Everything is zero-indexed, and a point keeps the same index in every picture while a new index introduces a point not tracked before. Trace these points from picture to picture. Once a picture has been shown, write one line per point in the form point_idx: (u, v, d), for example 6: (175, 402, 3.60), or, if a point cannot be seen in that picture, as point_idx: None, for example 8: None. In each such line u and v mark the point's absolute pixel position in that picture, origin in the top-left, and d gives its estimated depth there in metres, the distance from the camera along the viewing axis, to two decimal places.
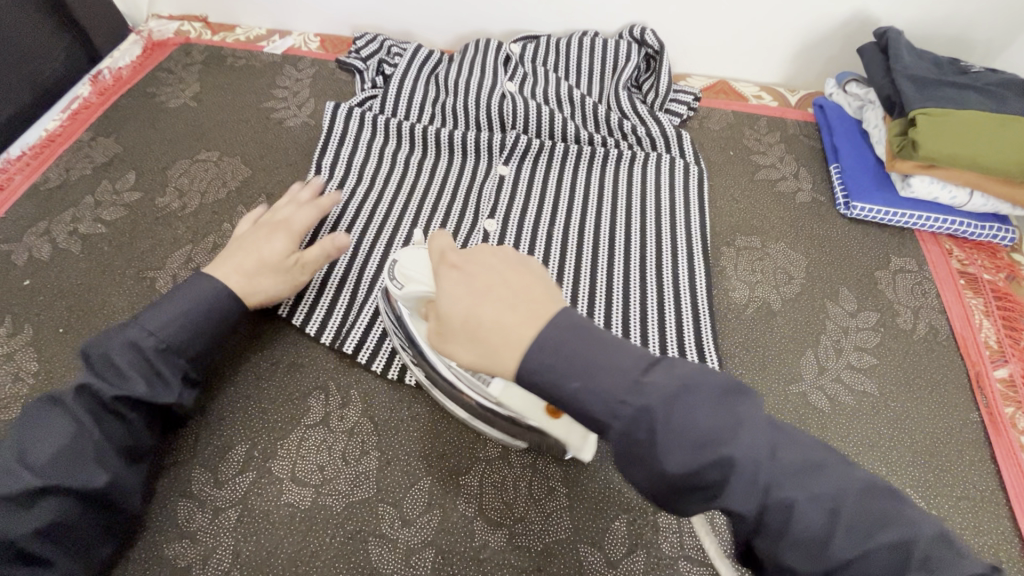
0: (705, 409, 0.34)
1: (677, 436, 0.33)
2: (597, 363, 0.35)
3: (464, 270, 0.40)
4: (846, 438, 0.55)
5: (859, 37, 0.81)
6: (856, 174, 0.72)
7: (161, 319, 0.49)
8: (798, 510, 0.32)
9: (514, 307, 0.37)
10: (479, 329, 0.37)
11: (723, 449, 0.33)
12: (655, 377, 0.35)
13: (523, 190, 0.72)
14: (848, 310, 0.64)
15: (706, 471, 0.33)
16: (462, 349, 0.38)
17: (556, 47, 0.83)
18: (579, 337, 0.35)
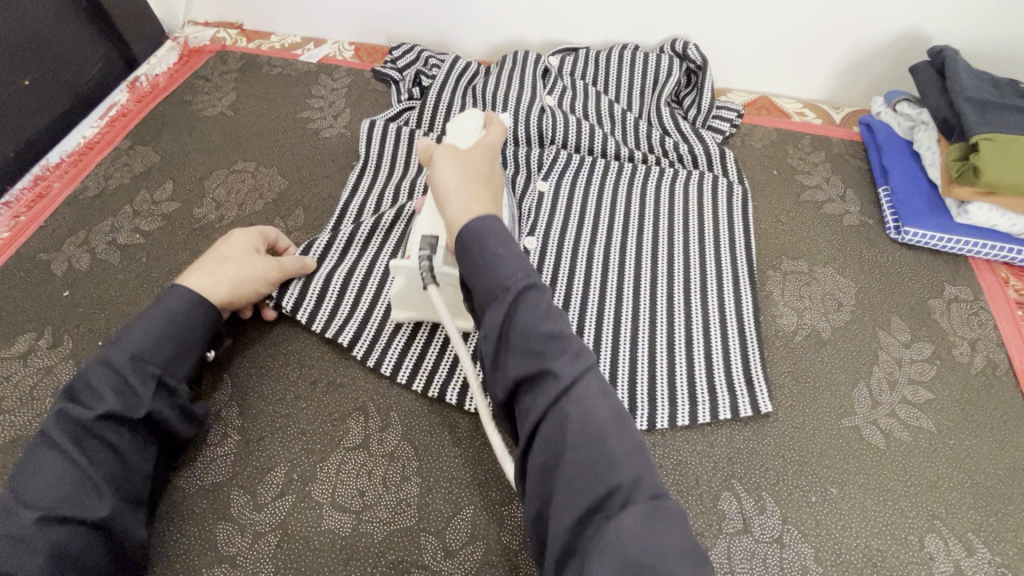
0: (549, 327, 0.41)
1: (516, 329, 0.42)
2: (510, 256, 0.44)
3: (487, 155, 0.55)
4: (904, 477, 0.53)
5: (909, 56, 0.79)
6: (908, 198, 0.70)
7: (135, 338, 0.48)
8: (573, 426, 0.38)
9: (489, 197, 0.50)
10: (464, 183, 0.50)
11: (545, 353, 0.41)
12: (530, 295, 0.43)
13: (564, 207, 0.70)
14: (901, 340, 0.61)
15: (539, 349, 0.41)
16: (445, 177, 0.50)
17: (596, 60, 0.82)
18: (498, 241, 0.45)
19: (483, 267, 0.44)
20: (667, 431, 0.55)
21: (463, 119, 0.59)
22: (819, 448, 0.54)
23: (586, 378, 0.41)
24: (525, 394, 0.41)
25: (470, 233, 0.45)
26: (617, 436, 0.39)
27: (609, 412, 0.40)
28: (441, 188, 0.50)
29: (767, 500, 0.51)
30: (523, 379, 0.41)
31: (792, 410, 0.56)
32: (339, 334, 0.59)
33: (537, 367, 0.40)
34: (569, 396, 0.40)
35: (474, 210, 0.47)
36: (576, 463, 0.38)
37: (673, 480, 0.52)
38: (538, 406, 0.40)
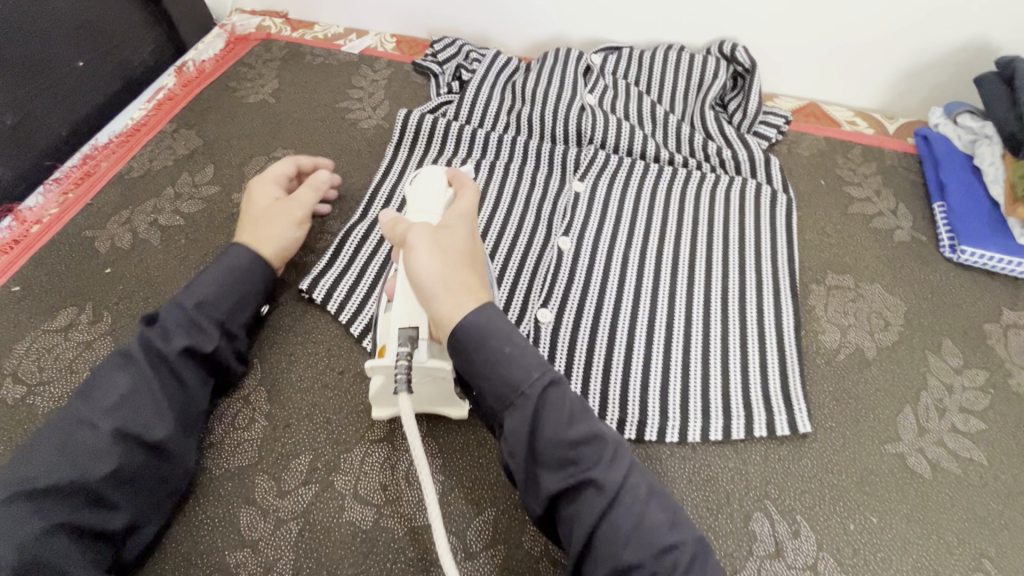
0: (578, 433, 0.42)
1: (550, 447, 0.42)
2: (517, 360, 0.43)
3: (468, 225, 0.51)
4: (951, 512, 0.50)
5: (974, 65, 0.75)
6: (966, 215, 0.66)
7: (206, 287, 0.53)
8: (621, 531, 0.41)
9: (478, 280, 0.47)
10: (450, 268, 0.46)
11: (580, 462, 0.42)
12: (555, 389, 0.43)
13: (600, 208, 0.69)
14: (952, 365, 0.58)
15: (574, 451, 0.42)
16: (429, 265, 0.46)
17: (639, 59, 0.80)
18: (506, 341, 0.44)
19: (506, 373, 0.43)
20: (699, 445, 0.53)
21: (426, 181, 0.56)
22: (859, 473, 0.51)
23: (627, 480, 0.42)
24: (568, 505, 0.42)
25: (471, 335, 0.43)
26: (665, 520, 0.42)
27: (651, 497, 0.43)
28: (417, 279, 0.46)
29: (801, 524, 0.49)
30: (562, 492, 0.42)
31: (832, 433, 0.54)
32: (366, 325, 0.59)
33: (577, 478, 0.42)
34: (616, 504, 0.41)
35: (467, 305, 0.45)
36: (628, 563, 0.40)
37: (703, 496, 0.50)
38: (580, 529, 0.41)
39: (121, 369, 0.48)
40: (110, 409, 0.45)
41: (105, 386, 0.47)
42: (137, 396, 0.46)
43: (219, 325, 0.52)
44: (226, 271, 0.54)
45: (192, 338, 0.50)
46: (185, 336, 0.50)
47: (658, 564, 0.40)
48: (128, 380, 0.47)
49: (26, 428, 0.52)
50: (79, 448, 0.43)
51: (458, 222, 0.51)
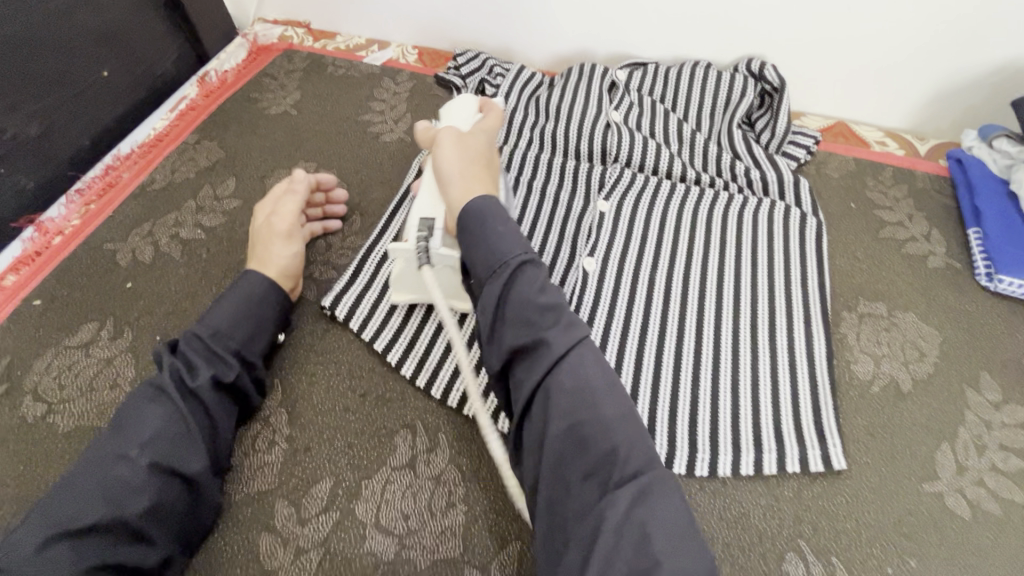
0: (545, 300, 0.45)
1: (516, 302, 0.45)
2: (501, 240, 0.48)
3: (487, 138, 0.58)
4: (993, 557, 0.48)
5: (1010, 88, 0.73)
6: (1004, 243, 0.64)
7: (224, 318, 0.53)
8: (562, 395, 0.42)
9: (490, 180, 0.54)
10: (467, 164, 0.54)
11: (539, 322, 0.44)
12: (527, 269, 0.47)
13: (626, 229, 0.67)
14: (990, 400, 0.56)
15: (537, 321, 0.44)
16: (448, 164, 0.54)
17: (665, 76, 0.79)
18: (496, 221, 0.48)
19: (488, 246, 0.47)
20: (730, 479, 0.52)
21: (457, 103, 0.60)
22: (896, 513, 0.50)
23: (580, 346, 0.44)
24: (522, 365, 0.45)
25: (473, 212, 0.49)
26: (611, 404, 0.42)
27: (600, 375, 0.44)
28: (444, 173, 0.54)
29: (837, 566, 0.47)
30: (519, 347, 0.44)
31: (867, 469, 0.52)
32: (388, 346, 0.58)
33: (532, 337, 0.44)
34: (563, 363, 0.43)
35: (475, 191, 0.52)
36: (569, 438, 0.41)
37: (734, 534, 0.49)
38: (534, 374, 0.43)
39: (150, 403, 0.47)
40: (144, 444, 0.45)
41: (135, 423, 0.46)
42: (168, 431, 0.46)
43: (237, 354, 0.52)
44: (244, 300, 0.54)
45: (214, 369, 0.50)
46: (207, 366, 0.50)
47: (593, 453, 0.41)
48: (160, 416, 0.46)
49: (45, 447, 0.51)
50: (114, 486, 0.43)
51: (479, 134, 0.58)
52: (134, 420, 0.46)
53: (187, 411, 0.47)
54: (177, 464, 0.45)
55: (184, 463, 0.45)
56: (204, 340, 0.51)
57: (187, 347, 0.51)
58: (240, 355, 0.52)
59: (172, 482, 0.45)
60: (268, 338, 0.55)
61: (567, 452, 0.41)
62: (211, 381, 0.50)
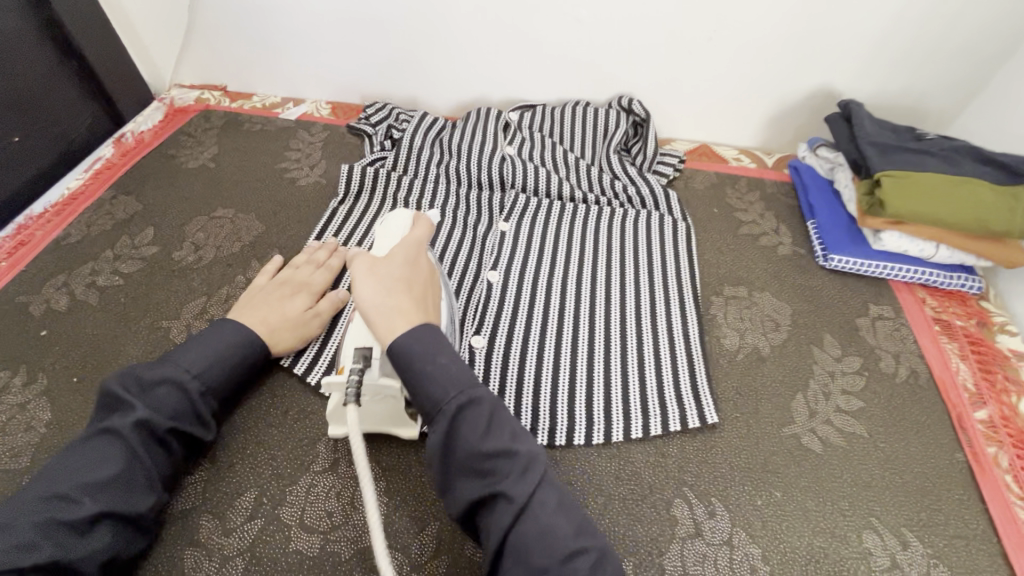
0: (492, 445, 0.45)
1: (462, 453, 0.45)
2: (444, 360, 0.48)
3: (408, 252, 0.56)
4: (842, 481, 0.57)
5: (824, 107, 0.90)
6: (831, 229, 0.78)
7: (198, 360, 0.53)
8: (530, 547, 0.42)
9: (416, 305, 0.51)
10: (386, 295, 0.51)
11: (494, 475, 0.44)
12: (468, 411, 0.46)
13: (524, 244, 0.76)
14: (833, 355, 0.67)
15: (502, 472, 0.44)
16: (367, 294, 0.51)
17: (551, 114, 0.91)
18: (431, 357, 0.47)
19: (427, 391, 0.46)
20: (623, 444, 0.59)
21: (394, 218, 0.63)
22: (762, 456, 0.58)
23: (538, 492, 0.44)
24: (485, 513, 0.44)
25: (404, 356, 0.47)
26: (566, 525, 0.44)
27: (557, 504, 0.45)
28: (362, 304, 0.51)
29: (716, 505, 0.54)
30: (477, 501, 0.44)
31: (737, 422, 0.61)
32: (307, 369, 0.61)
33: (488, 488, 0.44)
34: (525, 512, 0.43)
35: (399, 326, 0.49)
36: (533, 572, 0.41)
37: (628, 489, 0.55)
38: (498, 529, 0.43)
39: (105, 442, 0.47)
40: (93, 487, 0.44)
41: (90, 462, 0.46)
42: (127, 474, 0.46)
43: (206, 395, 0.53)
44: (217, 344, 0.55)
45: (178, 412, 0.51)
46: (174, 410, 0.50)
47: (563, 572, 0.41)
48: (117, 459, 0.46)
49: None
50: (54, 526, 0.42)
51: (401, 252, 0.55)
52: (90, 462, 0.45)
53: (141, 459, 0.47)
54: (125, 507, 0.46)
55: (132, 508, 0.46)
56: (178, 382, 0.51)
57: (161, 391, 0.50)
58: (210, 395, 0.53)
59: (116, 523, 0.45)
60: (245, 376, 0.57)
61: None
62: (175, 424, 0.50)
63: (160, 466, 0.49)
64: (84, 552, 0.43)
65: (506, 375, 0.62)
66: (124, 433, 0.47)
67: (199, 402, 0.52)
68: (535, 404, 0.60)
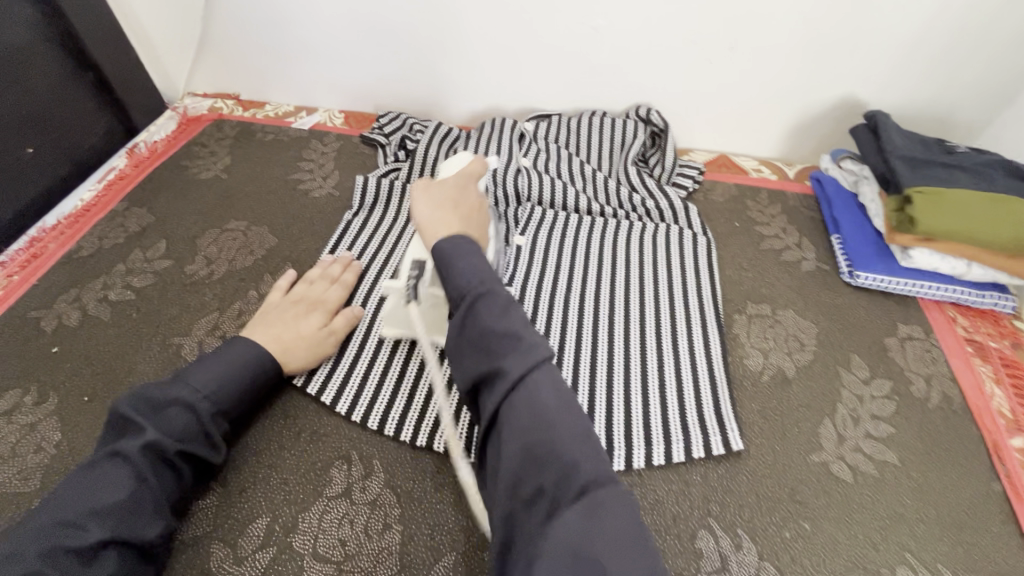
0: (501, 328, 0.45)
1: (474, 329, 0.46)
2: (474, 273, 0.49)
3: (467, 186, 0.61)
4: (874, 512, 0.55)
5: (848, 117, 0.88)
6: (857, 245, 0.76)
7: (208, 381, 0.53)
8: (521, 420, 0.42)
9: (460, 223, 0.56)
10: (434, 211, 0.57)
11: (496, 353, 0.44)
12: (482, 301, 0.47)
13: (541, 259, 0.74)
14: (861, 377, 0.65)
15: (507, 360, 0.44)
16: (422, 209, 0.57)
17: (567, 125, 0.89)
18: (467, 257, 0.50)
19: (451, 281, 0.49)
20: (644, 471, 0.57)
21: (452, 163, 0.65)
22: (789, 484, 0.56)
23: (539, 379, 0.43)
24: (485, 392, 0.45)
25: (440, 253, 0.51)
26: (566, 430, 0.42)
27: (558, 402, 0.43)
28: (418, 219, 0.57)
29: (743, 537, 0.52)
30: (481, 383, 0.45)
31: (762, 447, 0.59)
32: (319, 390, 0.60)
33: (490, 365, 0.44)
34: (522, 384, 0.43)
35: (441, 233, 0.54)
36: (522, 456, 0.41)
37: (651, 520, 0.53)
38: (493, 401, 0.43)
39: (114, 465, 0.46)
40: (99, 514, 0.44)
41: (98, 486, 0.45)
42: (134, 499, 0.45)
43: (215, 418, 0.52)
44: (228, 364, 0.55)
45: (186, 434, 0.50)
46: (182, 433, 0.49)
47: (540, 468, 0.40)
48: (124, 484, 0.45)
49: None
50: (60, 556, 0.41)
51: (454, 181, 0.60)
52: (99, 484, 0.45)
53: (147, 484, 0.46)
54: (132, 535, 0.44)
55: (138, 534, 0.45)
56: (190, 404, 0.50)
57: (172, 412, 0.49)
58: (219, 418, 0.52)
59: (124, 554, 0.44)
60: (253, 400, 0.56)
61: (523, 474, 0.41)
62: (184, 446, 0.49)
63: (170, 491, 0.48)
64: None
65: None
66: (134, 454, 0.46)
67: (208, 423, 0.51)
68: None
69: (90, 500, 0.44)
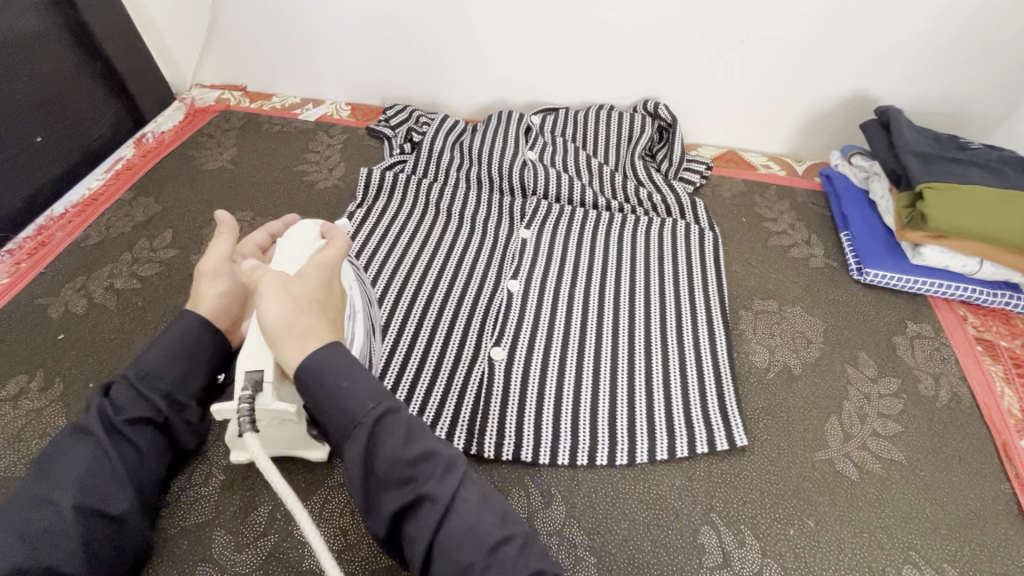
0: (415, 450, 0.39)
1: (383, 463, 0.38)
2: (352, 382, 0.39)
3: (324, 275, 0.44)
4: (880, 511, 0.54)
5: (859, 113, 0.87)
6: (866, 242, 0.75)
7: (156, 357, 0.49)
8: (458, 546, 0.38)
9: (329, 327, 0.42)
10: (299, 313, 0.41)
11: (417, 478, 0.38)
12: (388, 420, 0.40)
13: (546, 253, 0.74)
14: (869, 375, 0.64)
15: (426, 480, 0.39)
16: (272, 308, 0.40)
17: (574, 119, 0.89)
18: (342, 377, 0.39)
19: (335, 409, 0.39)
20: (647, 466, 0.56)
21: (295, 232, 0.50)
22: (794, 482, 0.55)
23: (460, 490, 0.39)
24: (407, 523, 0.39)
25: (309, 374, 0.39)
26: (498, 533, 0.39)
27: (485, 503, 0.40)
28: (265, 327, 0.41)
29: (746, 533, 0.52)
30: (398, 512, 0.39)
31: (767, 444, 0.58)
32: None
33: (410, 497, 0.38)
34: (452, 511, 0.38)
35: (311, 348, 0.40)
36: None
37: (653, 515, 0.53)
38: (423, 537, 0.38)
39: (82, 444, 0.45)
40: (70, 484, 0.42)
41: (61, 462, 0.43)
42: (97, 468, 0.43)
43: (168, 394, 0.49)
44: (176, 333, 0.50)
45: (139, 408, 0.47)
46: (137, 407, 0.47)
47: None
48: (86, 455, 0.44)
49: None
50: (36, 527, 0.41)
51: (317, 267, 0.45)
52: (59, 460, 0.43)
53: (107, 457, 0.44)
54: (101, 504, 0.43)
55: (108, 503, 0.43)
56: (134, 381, 0.48)
57: (116, 389, 0.47)
58: (172, 396, 0.49)
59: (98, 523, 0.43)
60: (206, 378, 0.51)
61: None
62: (139, 419, 0.47)
63: (131, 464, 0.46)
64: (60, 555, 0.40)
65: (526, 390, 0.60)
66: (89, 431, 0.45)
67: (162, 398, 0.48)
68: (556, 421, 0.58)
69: (63, 473, 0.43)
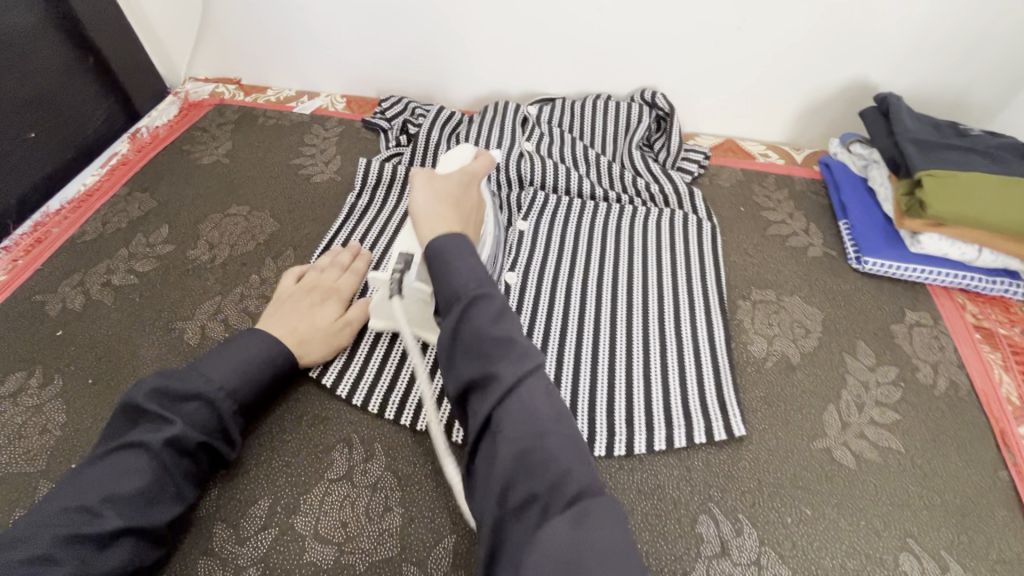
0: (498, 330, 0.44)
1: (468, 333, 0.44)
2: (458, 272, 0.48)
3: (464, 178, 0.60)
4: (877, 499, 0.54)
5: (858, 100, 0.86)
6: (865, 230, 0.75)
7: (230, 376, 0.52)
8: (512, 425, 0.41)
9: (456, 218, 0.55)
10: (435, 205, 0.55)
11: (491, 355, 0.43)
12: (481, 301, 0.46)
13: (543, 245, 0.73)
14: (867, 363, 0.64)
15: (501, 362, 0.43)
16: (422, 200, 0.56)
17: (572, 109, 0.88)
18: (458, 256, 0.49)
19: (446, 282, 0.48)
20: (645, 456, 0.56)
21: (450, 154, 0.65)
22: (791, 470, 0.56)
23: (529, 379, 0.43)
24: (475, 396, 0.43)
25: (438, 249, 0.50)
26: (555, 434, 0.41)
27: (549, 406, 0.42)
28: (415, 209, 0.56)
29: (744, 522, 0.52)
30: (471, 381, 0.44)
31: (765, 435, 0.58)
32: (321, 372, 0.60)
33: (483, 369, 0.43)
34: (513, 393, 0.42)
35: (440, 228, 0.53)
36: (516, 463, 0.39)
37: (652, 505, 0.53)
38: (484, 405, 0.42)
39: (135, 455, 0.46)
40: (116, 498, 0.44)
41: (119, 473, 0.45)
42: (151, 489, 0.45)
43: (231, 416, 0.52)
44: (241, 357, 0.54)
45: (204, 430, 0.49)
46: (200, 429, 0.49)
47: (537, 477, 0.39)
48: (141, 471, 0.45)
49: None
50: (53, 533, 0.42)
51: (455, 176, 0.59)
52: (117, 472, 0.45)
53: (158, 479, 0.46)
54: (145, 521, 0.44)
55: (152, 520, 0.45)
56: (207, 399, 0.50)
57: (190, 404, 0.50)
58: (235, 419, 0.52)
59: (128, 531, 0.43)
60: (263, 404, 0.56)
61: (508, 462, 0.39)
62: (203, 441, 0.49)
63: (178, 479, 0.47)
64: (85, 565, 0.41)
65: None
66: (153, 444, 0.46)
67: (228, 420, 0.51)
68: None
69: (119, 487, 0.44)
